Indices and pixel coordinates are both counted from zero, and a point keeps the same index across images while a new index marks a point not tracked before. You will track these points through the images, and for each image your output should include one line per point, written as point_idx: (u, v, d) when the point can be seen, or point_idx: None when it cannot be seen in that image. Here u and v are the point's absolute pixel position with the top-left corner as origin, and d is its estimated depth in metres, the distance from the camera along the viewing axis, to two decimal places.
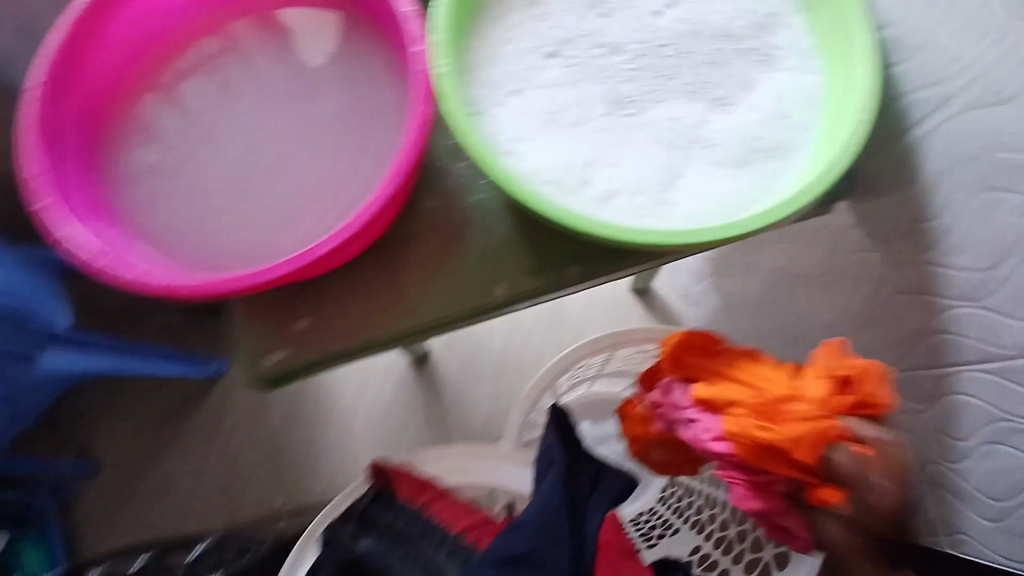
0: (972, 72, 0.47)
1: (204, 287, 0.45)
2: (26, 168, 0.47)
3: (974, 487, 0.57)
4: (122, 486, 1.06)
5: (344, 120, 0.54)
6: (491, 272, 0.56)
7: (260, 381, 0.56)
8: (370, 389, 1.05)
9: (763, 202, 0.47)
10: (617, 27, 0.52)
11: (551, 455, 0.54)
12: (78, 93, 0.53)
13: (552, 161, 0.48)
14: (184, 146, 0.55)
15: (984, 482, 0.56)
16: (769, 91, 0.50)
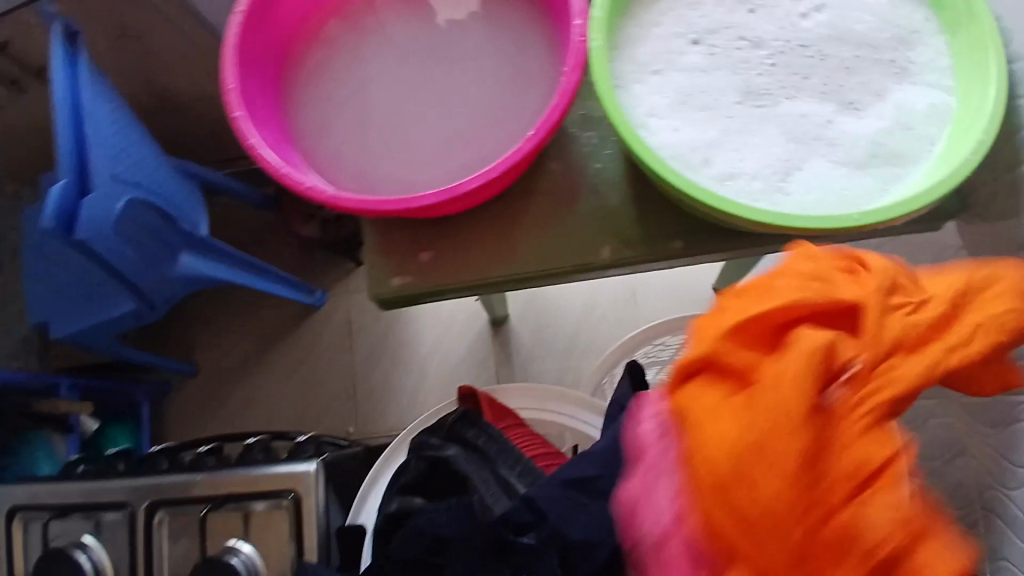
0: None
1: (362, 205, 0.53)
2: (227, 83, 0.55)
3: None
4: (215, 391, 1.18)
5: (494, 82, 0.61)
6: (600, 235, 0.61)
7: (379, 298, 0.63)
8: (448, 339, 1.14)
9: (876, 203, 0.50)
10: (762, 24, 0.56)
11: (621, 401, 0.58)
12: (271, 27, 0.60)
13: (680, 138, 0.53)
14: (351, 84, 0.63)
15: None
16: (899, 101, 0.53)
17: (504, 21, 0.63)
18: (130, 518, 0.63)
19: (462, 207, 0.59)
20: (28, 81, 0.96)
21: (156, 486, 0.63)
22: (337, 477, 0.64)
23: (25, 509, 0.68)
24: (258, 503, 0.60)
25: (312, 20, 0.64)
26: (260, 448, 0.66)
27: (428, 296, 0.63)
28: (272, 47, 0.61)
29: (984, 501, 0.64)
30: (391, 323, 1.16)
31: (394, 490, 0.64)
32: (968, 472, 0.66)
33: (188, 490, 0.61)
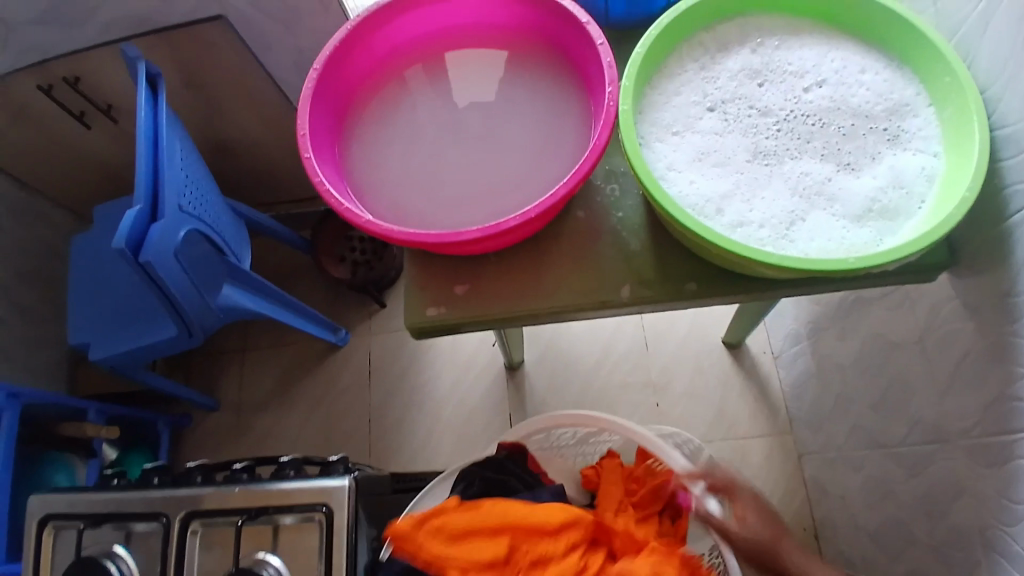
0: None
1: (409, 237, 0.59)
2: (300, 128, 0.63)
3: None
4: (233, 423, 1.21)
5: (530, 139, 0.69)
6: (620, 276, 0.66)
7: (413, 328, 0.68)
8: (463, 383, 1.17)
9: (873, 251, 0.55)
10: (768, 96, 0.63)
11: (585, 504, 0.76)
12: (338, 85, 0.69)
13: (695, 190, 0.59)
14: (401, 136, 0.71)
15: None
16: (892, 164, 0.60)
17: (541, 87, 0.72)
18: (164, 528, 0.65)
19: (496, 246, 0.66)
20: (93, 114, 1.06)
21: (190, 499, 0.65)
22: (365, 496, 0.67)
23: (58, 519, 0.70)
24: (289, 517, 0.62)
25: (374, 81, 0.73)
26: (292, 465, 0.68)
27: (460, 327, 0.68)
28: (338, 102, 0.70)
29: (986, 542, 0.65)
30: (410, 363, 1.20)
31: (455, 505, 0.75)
32: (970, 514, 0.67)
33: (223, 501, 0.64)
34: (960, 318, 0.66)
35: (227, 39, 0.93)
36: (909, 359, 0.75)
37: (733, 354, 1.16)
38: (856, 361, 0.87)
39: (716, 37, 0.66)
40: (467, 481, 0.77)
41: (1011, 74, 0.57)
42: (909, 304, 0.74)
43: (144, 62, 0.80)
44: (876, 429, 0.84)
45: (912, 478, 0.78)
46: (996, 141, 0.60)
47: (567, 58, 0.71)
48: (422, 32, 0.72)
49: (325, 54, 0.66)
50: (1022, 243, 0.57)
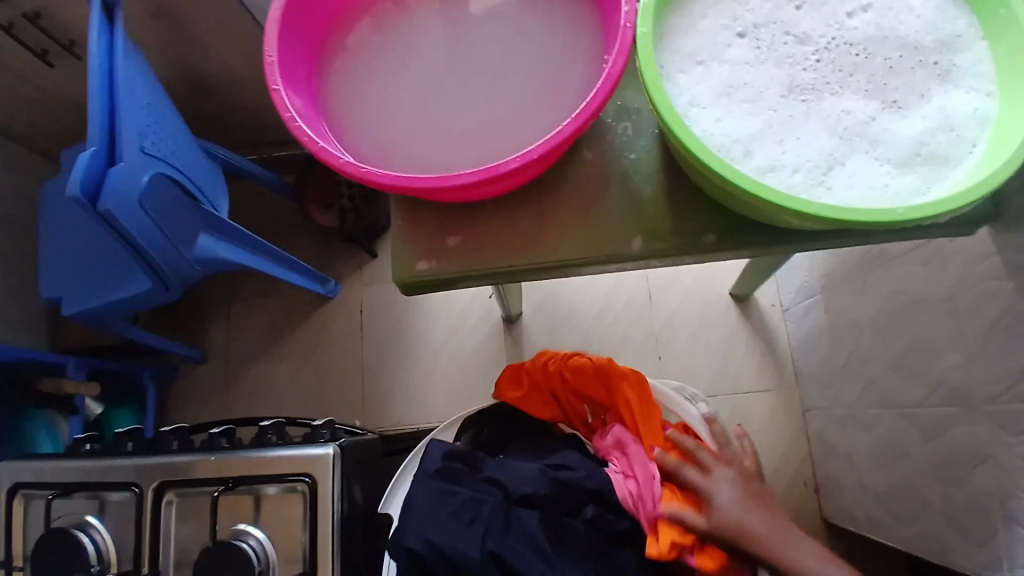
0: None
1: (394, 181, 0.53)
2: (267, 55, 0.55)
3: None
4: (222, 380, 1.16)
5: (534, 70, 0.61)
6: (631, 226, 0.60)
7: (402, 282, 0.62)
8: (460, 334, 1.13)
9: (920, 201, 0.49)
10: (808, 21, 0.55)
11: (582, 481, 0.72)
12: (315, 7, 0.61)
13: (721, 129, 0.52)
14: (387, 67, 0.63)
15: None
16: (943, 103, 0.53)
17: (546, 11, 0.63)
18: (138, 499, 0.61)
19: (493, 191, 0.59)
20: (57, 53, 0.96)
21: (165, 467, 0.61)
22: (354, 462, 0.63)
23: (27, 487, 0.66)
24: (271, 487, 0.58)
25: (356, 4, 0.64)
26: (274, 430, 0.64)
27: (453, 281, 0.62)
28: (314, 27, 0.62)
29: (1007, 511, 0.63)
30: (403, 315, 1.15)
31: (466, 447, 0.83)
32: (992, 483, 0.64)
33: (201, 469, 0.60)
34: (1000, 276, 0.60)
35: None
36: (936, 319, 0.70)
37: (741, 308, 1.11)
38: (873, 319, 0.82)
39: None
40: (476, 429, 0.85)
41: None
42: (942, 258, 0.68)
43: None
44: (892, 390, 0.80)
45: (930, 441, 0.74)
46: None
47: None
48: None
49: None
50: None
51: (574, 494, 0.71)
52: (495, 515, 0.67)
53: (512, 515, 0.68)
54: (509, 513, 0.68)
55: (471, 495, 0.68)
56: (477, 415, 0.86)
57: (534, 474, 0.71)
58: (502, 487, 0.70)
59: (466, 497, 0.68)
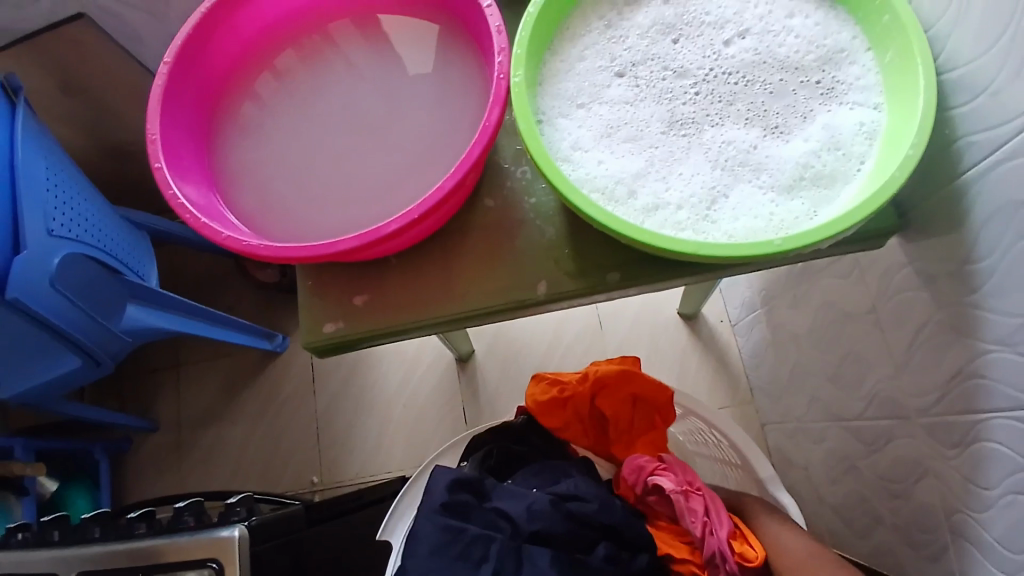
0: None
1: (280, 252, 0.52)
2: (150, 134, 0.56)
3: (994, 539, 0.55)
4: (175, 446, 1.13)
5: (419, 126, 0.63)
6: (536, 271, 0.59)
7: (311, 346, 0.61)
8: (413, 377, 1.11)
9: (805, 226, 0.48)
10: (685, 54, 0.56)
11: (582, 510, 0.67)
12: (198, 73, 0.63)
13: (604, 170, 0.52)
14: (281, 133, 0.65)
15: (1004, 536, 0.54)
16: (826, 122, 0.52)
17: (423, 58, 0.66)
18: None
19: (393, 249, 0.58)
20: None
21: (82, 555, 0.59)
22: (270, 540, 0.62)
23: None
24: (190, 571, 0.57)
25: (245, 65, 0.68)
26: (191, 510, 0.63)
27: (364, 341, 0.61)
28: (199, 94, 0.64)
29: (952, 526, 0.61)
30: (355, 363, 1.14)
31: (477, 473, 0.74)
32: (935, 496, 0.63)
33: (113, 560, 0.58)
34: (914, 287, 0.60)
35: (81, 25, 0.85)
36: (863, 330, 0.69)
37: (690, 327, 1.10)
38: (809, 331, 0.81)
39: None
40: (484, 450, 0.76)
41: (960, 7, 0.51)
42: (861, 271, 0.68)
43: (6, 77, 0.73)
44: (833, 403, 0.79)
45: (873, 453, 0.73)
46: (945, 86, 0.53)
47: (449, 28, 0.66)
48: (289, 10, 0.67)
49: (177, 44, 0.59)
50: (979, 201, 0.51)
51: (589, 530, 0.66)
52: (505, 559, 0.63)
53: (523, 555, 0.64)
54: (521, 552, 0.64)
55: (481, 533, 0.64)
56: (486, 435, 0.78)
57: (543, 506, 0.66)
58: (512, 522, 0.66)
59: (476, 535, 0.64)
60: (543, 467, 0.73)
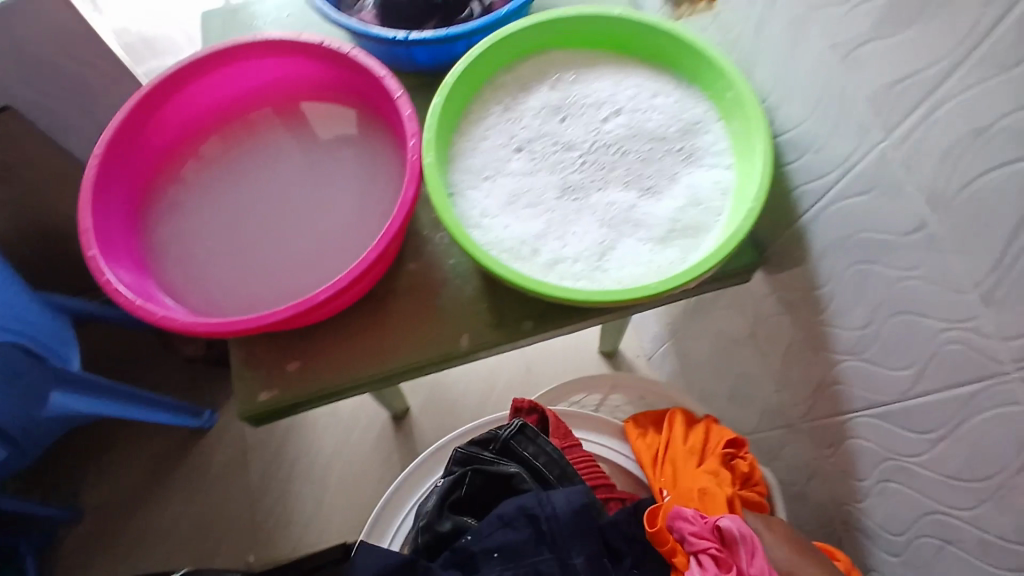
0: (840, 168, 0.54)
1: (214, 327, 0.55)
2: (82, 225, 0.59)
3: (877, 523, 0.65)
4: (96, 539, 1.07)
5: (346, 203, 0.70)
6: (458, 326, 0.65)
7: (246, 415, 0.63)
8: (351, 438, 1.12)
9: (679, 269, 0.58)
10: (571, 131, 0.66)
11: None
12: (128, 163, 0.68)
13: (510, 233, 0.60)
14: (212, 217, 0.70)
15: (885, 518, 0.63)
16: (689, 181, 0.63)
17: (347, 143, 0.73)
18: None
19: (323, 316, 0.63)
20: None
21: None
22: None
23: None
24: None
25: (172, 153, 0.73)
26: None
27: (299, 405, 0.64)
28: (129, 181, 0.68)
29: (844, 517, 0.70)
30: (291, 429, 1.14)
31: (445, 503, 0.63)
32: (826, 493, 0.72)
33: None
34: (778, 312, 0.70)
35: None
36: (749, 353, 0.80)
37: (611, 363, 1.19)
38: (709, 358, 0.91)
39: (516, 78, 0.69)
40: (458, 476, 0.63)
41: (782, 84, 0.60)
42: (739, 301, 0.79)
43: None
44: (737, 421, 0.89)
45: (774, 462, 0.82)
46: (780, 145, 0.63)
47: (365, 114, 0.74)
48: (212, 103, 0.73)
49: (106, 137, 0.64)
50: (815, 240, 0.61)
51: None
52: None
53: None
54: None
55: None
56: (462, 458, 0.66)
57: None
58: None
59: None
60: (516, 513, 0.59)
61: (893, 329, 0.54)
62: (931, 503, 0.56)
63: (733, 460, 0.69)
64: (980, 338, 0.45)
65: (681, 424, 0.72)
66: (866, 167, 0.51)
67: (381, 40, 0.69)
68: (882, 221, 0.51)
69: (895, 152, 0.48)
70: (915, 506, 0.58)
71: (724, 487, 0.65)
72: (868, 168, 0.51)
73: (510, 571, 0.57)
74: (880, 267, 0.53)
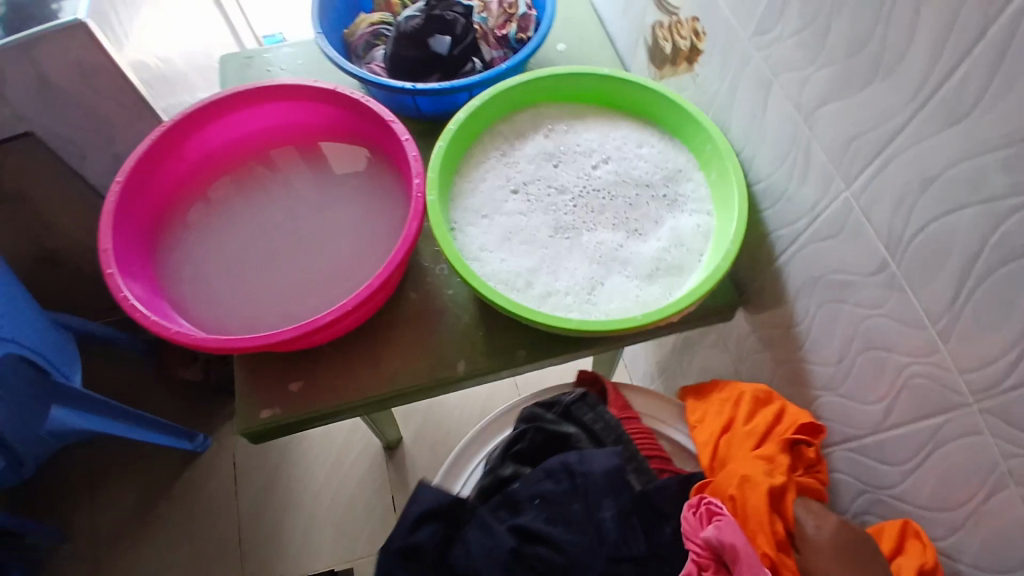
0: (810, 214, 0.60)
1: (225, 343, 0.59)
2: (103, 245, 0.63)
3: None
4: (78, 564, 1.05)
5: (352, 236, 0.75)
6: (454, 352, 0.69)
7: (247, 432, 0.66)
8: (342, 467, 1.13)
9: (662, 303, 0.62)
10: (564, 176, 0.72)
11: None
12: (147, 191, 0.72)
13: (506, 267, 0.65)
14: (225, 244, 0.75)
15: None
16: (672, 225, 0.68)
17: (355, 181, 0.79)
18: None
19: (327, 339, 0.66)
20: None
21: None
22: None
23: None
24: None
25: (189, 184, 0.78)
26: None
27: (299, 424, 0.67)
28: (148, 207, 0.73)
29: None
30: (283, 457, 1.15)
31: (508, 452, 0.69)
32: None
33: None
34: (759, 349, 0.74)
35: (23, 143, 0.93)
36: None
37: None
38: None
39: (514, 127, 0.75)
40: (523, 429, 0.70)
41: (756, 139, 0.66)
42: (722, 339, 0.83)
43: None
44: None
45: None
46: (755, 194, 0.68)
47: (372, 155, 0.79)
48: (230, 139, 0.79)
49: (130, 166, 0.68)
50: (789, 281, 0.66)
51: None
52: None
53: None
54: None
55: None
56: (530, 413, 0.71)
57: (502, 555, 0.59)
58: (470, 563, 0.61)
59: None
60: (559, 467, 0.64)
61: (863, 363, 0.57)
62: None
63: (801, 444, 0.62)
64: (941, 370, 0.49)
65: (750, 403, 0.66)
66: (833, 212, 0.56)
67: (391, 89, 0.76)
68: (849, 262, 0.56)
69: (856, 200, 0.53)
70: None
71: (775, 474, 0.59)
72: (834, 214, 0.56)
73: (546, 517, 0.62)
74: (850, 305, 0.57)
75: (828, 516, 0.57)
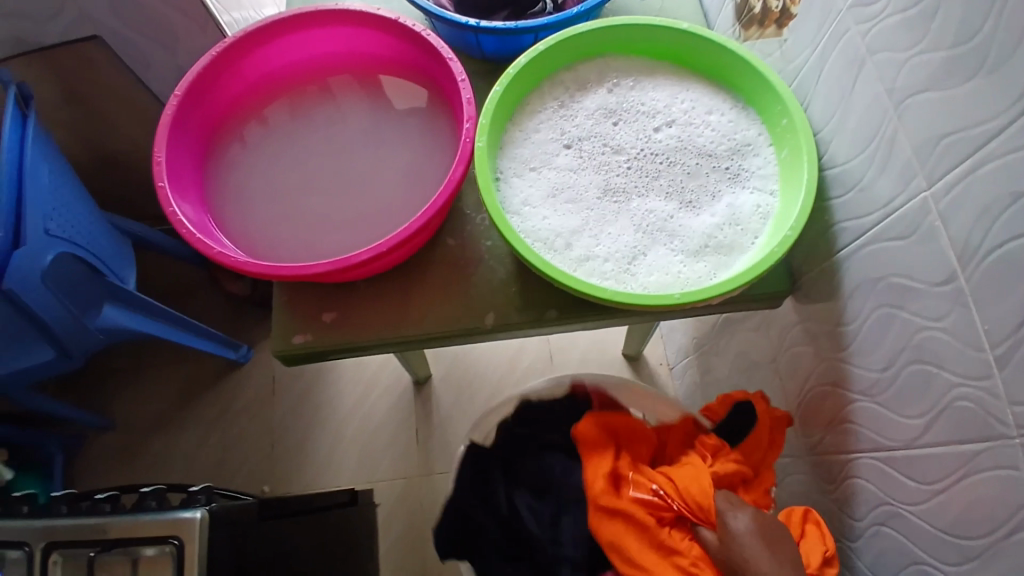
0: (883, 207, 0.54)
1: (262, 268, 0.60)
2: (157, 157, 0.64)
3: (867, 567, 0.63)
4: (128, 446, 1.16)
5: (398, 174, 0.74)
6: (485, 304, 0.68)
7: (279, 354, 0.68)
8: (370, 395, 1.18)
9: (704, 284, 0.59)
10: (622, 135, 0.68)
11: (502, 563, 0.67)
12: (203, 108, 0.73)
13: (547, 225, 0.63)
14: (275, 168, 0.76)
15: (874, 563, 0.61)
16: (730, 202, 0.64)
17: (408, 118, 0.77)
18: (27, 559, 0.57)
19: (361, 274, 0.67)
20: None
21: (54, 524, 0.58)
22: (236, 523, 0.63)
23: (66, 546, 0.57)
24: (150, 548, 0.56)
25: (246, 104, 0.78)
26: (153, 496, 0.61)
27: (328, 353, 0.69)
28: (204, 123, 0.74)
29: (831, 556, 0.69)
30: (317, 378, 1.20)
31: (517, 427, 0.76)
32: None
33: (53, 534, 0.57)
34: (802, 343, 0.71)
35: (94, 49, 0.95)
36: (768, 378, 0.80)
37: (633, 366, 1.20)
38: (728, 376, 0.92)
39: (577, 77, 0.71)
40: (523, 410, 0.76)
41: (838, 120, 0.60)
42: (766, 325, 0.79)
43: (18, 85, 0.77)
44: None
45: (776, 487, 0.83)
46: (826, 178, 0.63)
47: (429, 92, 0.77)
48: (289, 62, 0.78)
49: (189, 80, 0.69)
50: (847, 276, 0.61)
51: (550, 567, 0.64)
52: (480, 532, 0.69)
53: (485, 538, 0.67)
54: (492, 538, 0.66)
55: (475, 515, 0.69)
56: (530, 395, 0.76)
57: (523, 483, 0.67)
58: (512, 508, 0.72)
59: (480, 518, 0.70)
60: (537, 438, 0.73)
61: (909, 376, 0.53)
62: (918, 551, 0.55)
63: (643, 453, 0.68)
64: (989, 398, 0.45)
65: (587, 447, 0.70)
66: (910, 210, 0.51)
67: (455, 25, 0.72)
68: (917, 265, 0.51)
69: (936, 201, 0.48)
70: (901, 554, 0.57)
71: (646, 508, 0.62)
72: (911, 212, 0.51)
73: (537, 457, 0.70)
74: (906, 312, 0.53)
75: (745, 510, 0.59)
